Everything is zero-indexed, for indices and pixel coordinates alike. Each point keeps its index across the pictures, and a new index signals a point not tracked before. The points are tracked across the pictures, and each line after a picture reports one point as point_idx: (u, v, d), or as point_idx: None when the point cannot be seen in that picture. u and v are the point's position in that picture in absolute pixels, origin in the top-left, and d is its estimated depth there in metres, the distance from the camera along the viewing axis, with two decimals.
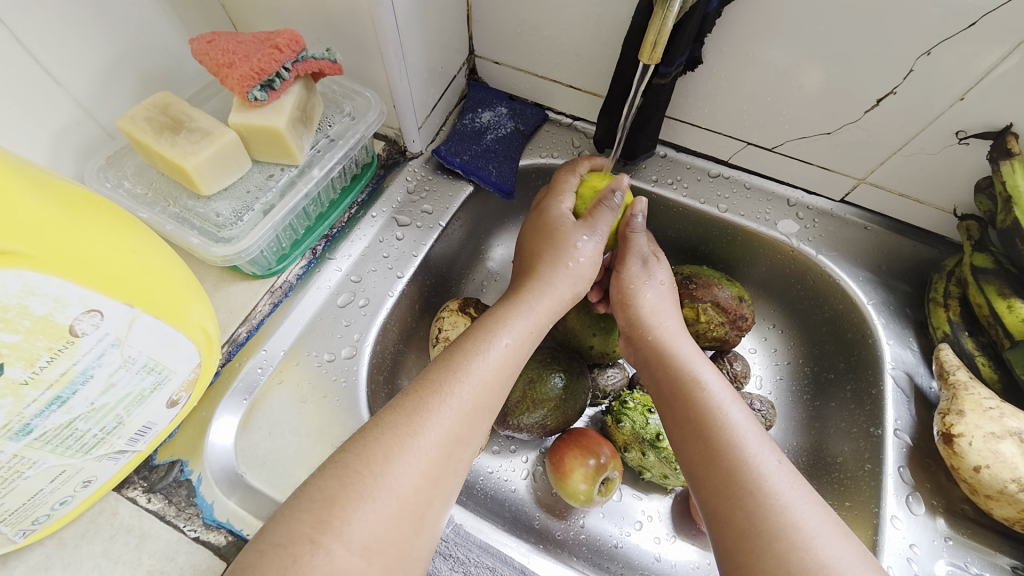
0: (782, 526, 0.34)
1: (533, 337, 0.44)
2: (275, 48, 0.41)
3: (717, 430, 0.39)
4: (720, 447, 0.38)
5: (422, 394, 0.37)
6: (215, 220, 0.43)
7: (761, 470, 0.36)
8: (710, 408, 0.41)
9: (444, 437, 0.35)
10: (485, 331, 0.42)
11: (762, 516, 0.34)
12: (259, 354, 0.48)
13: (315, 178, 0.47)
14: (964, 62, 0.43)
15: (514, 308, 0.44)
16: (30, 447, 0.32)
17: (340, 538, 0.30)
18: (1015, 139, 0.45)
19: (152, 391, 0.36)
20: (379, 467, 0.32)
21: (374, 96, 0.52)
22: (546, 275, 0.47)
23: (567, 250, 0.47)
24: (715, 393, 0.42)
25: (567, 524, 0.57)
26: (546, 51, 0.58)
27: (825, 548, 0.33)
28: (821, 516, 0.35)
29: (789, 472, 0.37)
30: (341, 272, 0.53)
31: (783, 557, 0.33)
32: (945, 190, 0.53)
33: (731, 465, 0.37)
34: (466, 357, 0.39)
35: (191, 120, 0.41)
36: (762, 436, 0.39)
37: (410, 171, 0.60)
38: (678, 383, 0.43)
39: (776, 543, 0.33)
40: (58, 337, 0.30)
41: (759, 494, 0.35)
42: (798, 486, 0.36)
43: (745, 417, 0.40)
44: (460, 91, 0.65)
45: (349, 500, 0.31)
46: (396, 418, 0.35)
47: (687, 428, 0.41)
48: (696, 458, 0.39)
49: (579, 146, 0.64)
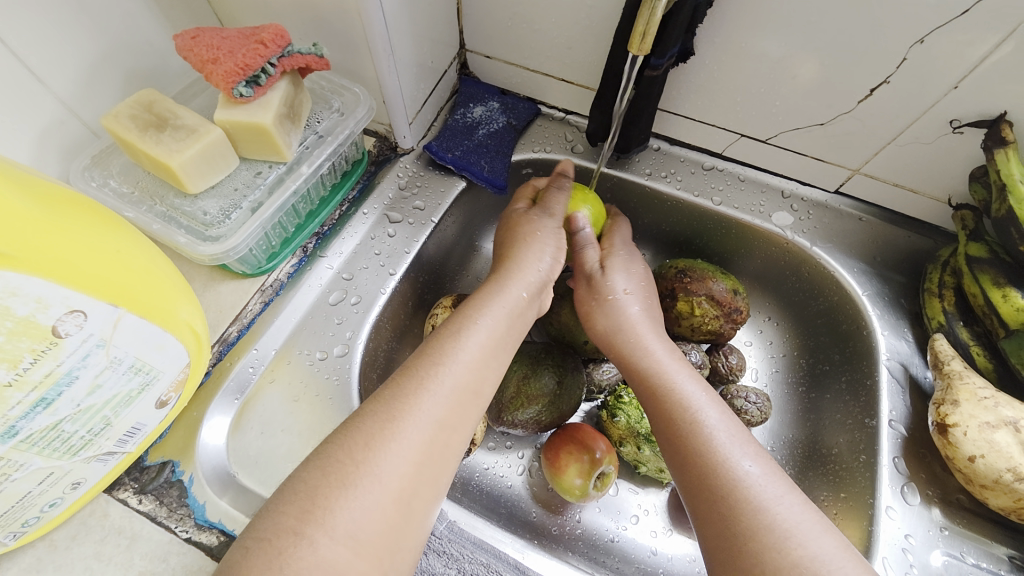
0: (755, 527, 0.33)
1: (513, 321, 0.44)
2: (260, 43, 0.40)
3: (690, 434, 0.39)
4: (694, 452, 0.38)
5: (401, 381, 0.37)
6: (202, 218, 0.43)
7: (735, 473, 0.36)
8: (682, 413, 0.41)
9: (429, 425, 0.35)
10: (464, 317, 0.42)
11: (736, 518, 0.34)
12: (251, 353, 0.48)
13: (304, 175, 0.47)
14: (958, 50, 0.42)
15: (492, 296, 0.44)
16: (17, 449, 0.31)
17: (324, 528, 0.29)
18: (1009, 128, 0.45)
19: (140, 391, 0.36)
20: (361, 455, 0.32)
21: (363, 92, 0.51)
22: (518, 258, 0.47)
23: (537, 246, 0.48)
24: (687, 397, 0.42)
25: (563, 519, 0.56)
26: (538, 44, 0.57)
27: (801, 547, 0.32)
28: (801, 511, 0.34)
29: (766, 472, 0.37)
30: (332, 270, 0.53)
31: (759, 557, 0.32)
32: (939, 179, 0.52)
33: (705, 469, 0.37)
34: (444, 343, 0.39)
35: (176, 117, 0.41)
36: (737, 438, 0.39)
37: (402, 167, 0.60)
38: (651, 389, 0.43)
39: (750, 545, 0.33)
40: (41, 338, 0.29)
41: (732, 497, 0.35)
42: (774, 485, 0.36)
43: (719, 419, 0.40)
44: (452, 86, 0.64)
45: (334, 490, 0.31)
46: (377, 405, 0.35)
47: (664, 435, 0.41)
48: (675, 462, 0.39)
49: (572, 140, 0.63)
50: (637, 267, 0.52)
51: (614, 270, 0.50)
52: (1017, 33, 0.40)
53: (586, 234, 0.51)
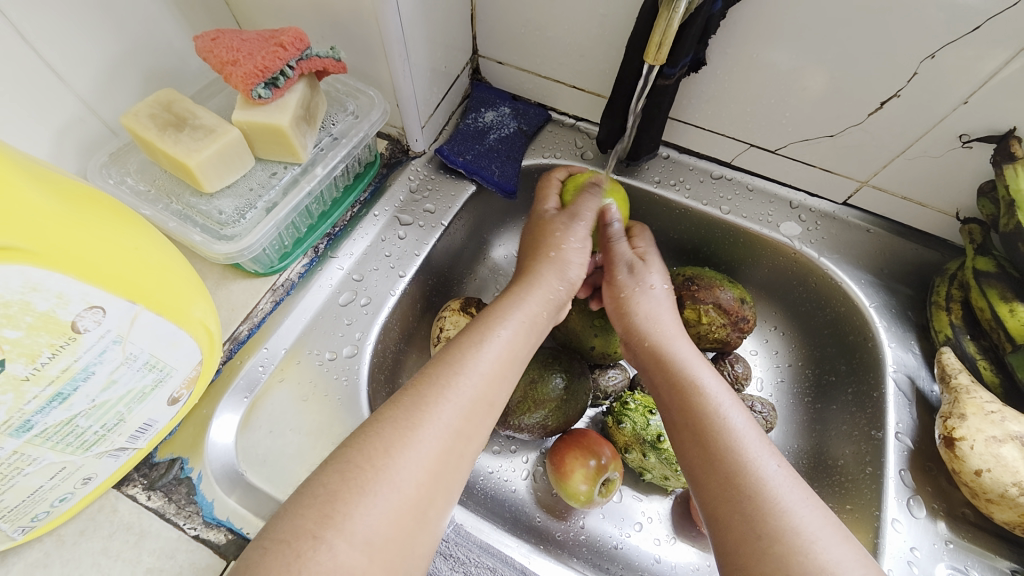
0: (782, 529, 0.34)
1: (532, 331, 0.44)
2: (279, 46, 0.41)
3: (717, 433, 0.39)
4: (719, 450, 0.38)
5: (419, 386, 0.37)
6: (217, 218, 0.43)
7: (761, 474, 0.36)
8: (706, 410, 0.41)
9: (446, 432, 0.35)
10: (483, 327, 0.42)
11: (762, 519, 0.34)
12: (261, 352, 0.48)
13: (318, 176, 0.47)
14: (970, 65, 0.43)
15: (510, 304, 0.44)
16: (31, 443, 0.32)
17: (342, 533, 0.30)
18: (1018, 143, 0.45)
19: (153, 388, 0.36)
20: (381, 461, 0.32)
21: (378, 95, 0.52)
22: (539, 270, 0.47)
23: (560, 262, 0.47)
24: (711, 395, 0.42)
25: (567, 525, 0.56)
26: (550, 51, 0.58)
27: (825, 551, 0.33)
28: (822, 518, 0.35)
29: (789, 476, 0.37)
30: (343, 271, 0.53)
31: (784, 560, 0.32)
32: (948, 193, 0.53)
33: (731, 468, 0.37)
34: (464, 351, 0.39)
35: (194, 117, 0.41)
36: (762, 440, 0.39)
37: (413, 170, 0.60)
38: (675, 387, 0.43)
39: (777, 546, 0.33)
40: (60, 333, 0.30)
41: (759, 498, 0.35)
42: (796, 488, 0.36)
43: (746, 421, 0.40)
44: (463, 91, 0.65)
45: (350, 494, 0.31)
46: (396, 411, 0.35)
47: (686, 432, 0.41)
48: (695, 459, 0.39)
49: (581, 146, 0.64)
50: (659, 263, 0.52)
51: (652, 266, 0.51)
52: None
53: (615, 229, 0.51)
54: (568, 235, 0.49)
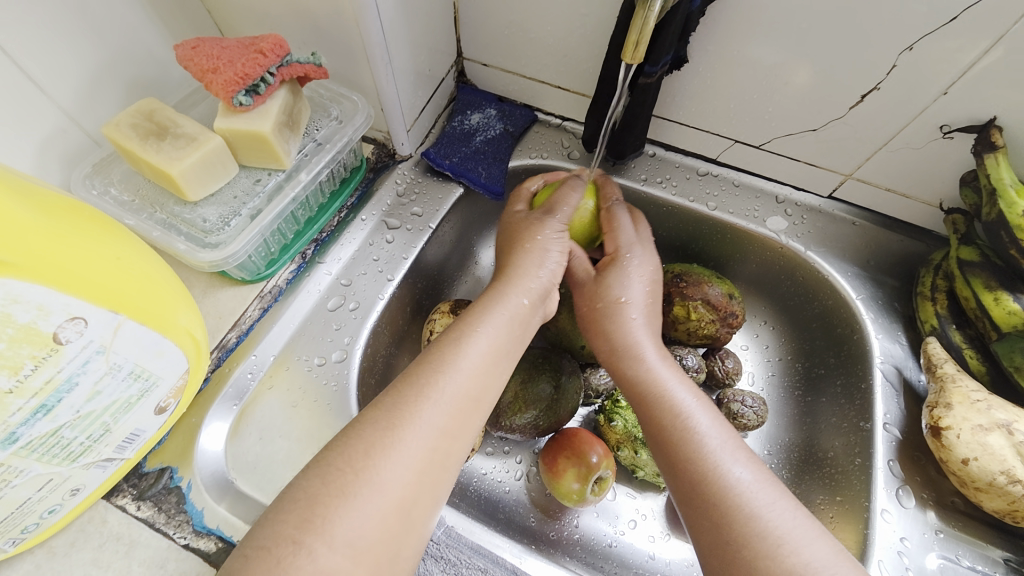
0: (750, 535, 0.34)
1: (517, 327, 0.44)
2: (260, 52, 0.41)
3: (683, 443, 0.39)
4: (687, 460, 0.38)
5: (400, 388, 0.37)
6: (201, 226, 0.43)
7: (727, 481, 0.37)
8: (674, 420, 0.41)
9: (428, 433, 0.35)
10: (463, 325, 0.42)
11: (729, 527, 0.35)
12: (250, 359, 0.48)
13: (303, 182, 0.47)
14: (948, 56, 0.43)
15: (489, 303, 0.44)
16: (17, 455, 0.32)
17: (324, 537, 0.30)
18: (998, 133, 0.46)
19: (139, 398, 0.36)
20: (361, 463, 0.32)
21: (361, 99, 0.52)
22: (518, 266, 0.46)
23: (536, 252, 0.47)
24: (679, 404, 0.42)
25: (561, 524, 0.57)
26: (534, 52, 0.58)
27: (794, 554, 0.33)
28: (793, 519, 0.35)
29: (758, 479, 0.37)
30: (331, 276, 0.53)
31: (752, 566, 0.33)
32: (931, 184, 0.53)
33: (698, 477, 0.37)
34: (442, 351, 0.39)
35: (176, 126, 0.41)
36: (730, 444, 0.39)
37: (400, 174, 0.60)
38: (645, 397, 0.43)
39: (744, 552, 0.34)
40: (42, 345, 0.29)
41: (725, 504, 0.36)
42: (768, 491, 0.36)
43: (715, 427, 0.40)
44: (449, 94, 0.65)
45: (333, 499, 0.31)
46: (377, 413, 0.35)
47: (657, 443, 0.41)
48: (667, 469, 0.40)
49: (568, 146, 0.64)
50: (644, 266, 0.49)
51: (619, 275, 0.48)
52: (1003, 40, 0.41)
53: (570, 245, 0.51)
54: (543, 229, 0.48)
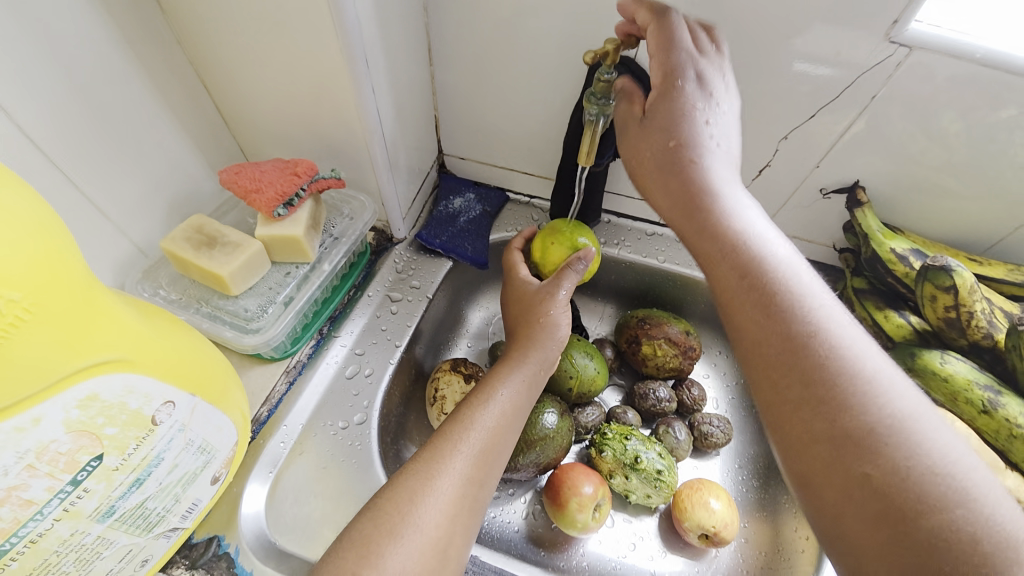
0: (852, 408, 0.33)
1: (530, 389, 0.50)
2: (295, 174, 0.51)
3: (779, 323, 0.36)
4: (786, 339, 0.35)
5: (437, 443, 0.44)
6: (243, 314, 0.51)
7: (830, 353, 0.34)
8: (770, 306, 0.36)
9: (459, 482, 0.42)
10: (488, 386, 0.49)
11: (835, 405, 0.33)
12: (281, 429, 0.54)
13: (325, 271, 0.56)
14: (810, 140, 0.59)
15: (510, 366, 0.51)
16: (111, 528, 0.36)
17: (376, 570, 0.36)
18: (862, 192, 0.61)
19: (202, 469, 0.41)
20: (405, 508, 0.39)
21: (367, 199, 0.63)
22: (533, 335, 0.54)
23: (550, 326, 0.54)
24: (777, 281, 0.37)
25: (568, 554, 0.62)
26: (504, 148, 0.72)
27: (909, 420, 0.32)
28: (901, 389, 0.33)
29: (862, 348, 0.35)
30: (346, 347, 0.61)
31: (862, 438, 0.32)
32: (824, 231, 0.68)
33: (800, 360, 0.34)
34: (472, 410, 0.47)
35: (223, 235, 0.50)
36: (838, 319, 0.36)
37: (397, 254, 0.70)
38: (720, 262, 0.39)
39: (851, 428, 0.32)
40: (143, 427, 0.35)
41: (831, 380, 0.33)
42: (872, 359, 0.34)
43: (816, 302, 0.36)
44: (433, 183, 0.77)
45: (383, 540, 0.38)
46: (418, 465, 0.42)
47: (751, 324, 0.37)
48: (760, 347, 0.36)
49: (538, 219, 0.77)
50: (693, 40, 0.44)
51: (685, 52, 0.43)
52: (867, 110, 0.55)
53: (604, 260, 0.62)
54: (551, 306, 0.56)
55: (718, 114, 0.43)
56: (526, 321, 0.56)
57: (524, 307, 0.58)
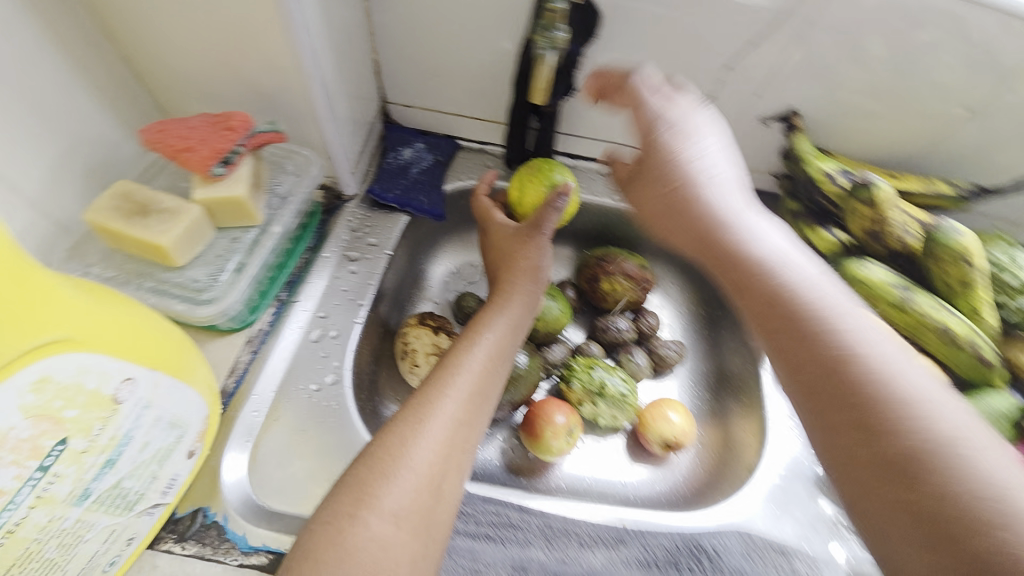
0: (895, 411, 0.33)
1: (514, 334, 0.52)
2: (229, 129, 0.47)
3: (819, 330, 0.37)
4: (822, 345, 0.37)
5: (425, 390, 0.45)
6: (193, 286, 0.48)
7: (876, 366, 0.35)
8: (810, 316, 0.38)
9: (450, 423, 0.43)
10: (473, 333, 0.51)
11: (877, 406, 0.34)
12: (252, 399, 0.53)
13: (277, 234, 0.53)
14: (751, 70, 0.61)
15: (493, 313, 0.53)
16: (89, 510, 0.35)
17: (374, 510, 0.37)
18: (797, 117, 0.65)
19: (175, 445, 0.40)
20: (397, 451, 0.40)
21: (312, 153, 0.59)
22: (513, 282, 0.56)
23: (531, 271, 0.56)
24: (815, 296, 0.39)
25: (546, 479, 0.67)
26: (450, 92, 0.69)
27: (951, 425, 0.33)
28: (949, 405, 0.34)
29: (908, 365, 0.36)
30: (308, 311, 0.60)
31: (906, 442, 0.32)
32: (764, 160, 0.72)
33: (834, 360, 0.36)
34: (457, 355, 0.48)
35: (156, 202, 0.46)
36: (882, 338, 0.37)
37: (350, 213, 0.68)
38: (752, 275, 0.42)
39: (896, 431, 0.33)
40: (105, 407, 0.34)
41: (871, 386, 0.35)
42: (915, 374, 0.35)
43: (860, 322, 0.38)
44: (379, 134, 0.73)
45: (377, 482, 0.39)
46: (407, 412, 0.43)
47: (786, 330, 0.39)
48: (796, 351, 0.38)
49: (492, 165, 0.75)
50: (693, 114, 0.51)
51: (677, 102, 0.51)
52: (799, 42, 0.57)
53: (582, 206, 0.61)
54: (537, 249, 0.57)
55: (706, 146, 0.49)
56: (508, 267, 0.57)
57: (507, 253, 0.58)
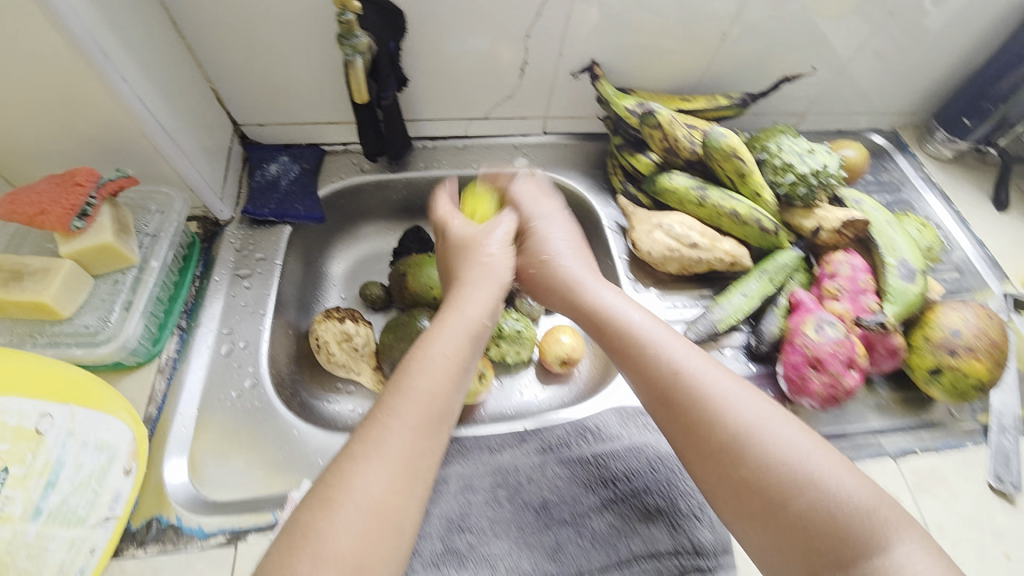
0: (714, 416, 0.46)
1: (472, 343, 0.51)
2: (77, 184, 0.51)
3: (668, 376, 0.50)
4: (669, 380, 0.49)
5: (381, 415, 0.44)
6: (87, 330, 0.53)
7: (701, 385, 0.48)
8: (654, 359, 0.51)
9: (401, 447, 0.42)
10: (429, 339, 0.50)
11: (711, 424, 0.46)
12: (177, 418, 0.59)
13: (156, 268, 0.58)
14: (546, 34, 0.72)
15: (449, 318, 0.52)
16: (46, 525, 0.42)
17: (315, 554, 0.36)
18: (597, 67, 0.76)
19: (109, 463, 0.48)
20: (344, 480, 0.40)
21: (171, 189, 0.64)
22: (467, 276, 0.58)
23: (486, 269, 0.59)
24: (654, 341, 0.52)
25: (474, 420, 0.77)
26: (296, 104, 0.75)
27: (750, 414, 0.45)
28: (755, 403, 0.46)
29: (721, 375, 0.49)
30: (213, 331, 0.65)
31: (726, 443, 0.45)
32: (588, 106, 0.84)
33: (673, 391, 0.49)
34: (410, 374, 0.47)
35: (25, 264, 0.50)
36: (704, 360, 0.50)
37: (230, 235, 0.73)
38: (615, 339, 0.55)
39: (720, 434, 0.45)
40: (30, 438, 0.42)
41: (702, 405, 0.47)
42: (727, 380, 0.48)
43: (687, 353, 0.51)
44: (241, 157, 0.78)
45: (321, 515, 0.38)
46: (358, 438, 0.43)
47: (650, 393, 0.51)
48: (656, 399, 0.50)
49: (359, 161, 0.82)
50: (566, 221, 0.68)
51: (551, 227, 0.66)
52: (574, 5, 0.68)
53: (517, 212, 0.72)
54: (490, 250, 0.61)
55: (555, 225, 0.66)
56: (466, 262, 0.60)
57: (463, 249, 0.62)
